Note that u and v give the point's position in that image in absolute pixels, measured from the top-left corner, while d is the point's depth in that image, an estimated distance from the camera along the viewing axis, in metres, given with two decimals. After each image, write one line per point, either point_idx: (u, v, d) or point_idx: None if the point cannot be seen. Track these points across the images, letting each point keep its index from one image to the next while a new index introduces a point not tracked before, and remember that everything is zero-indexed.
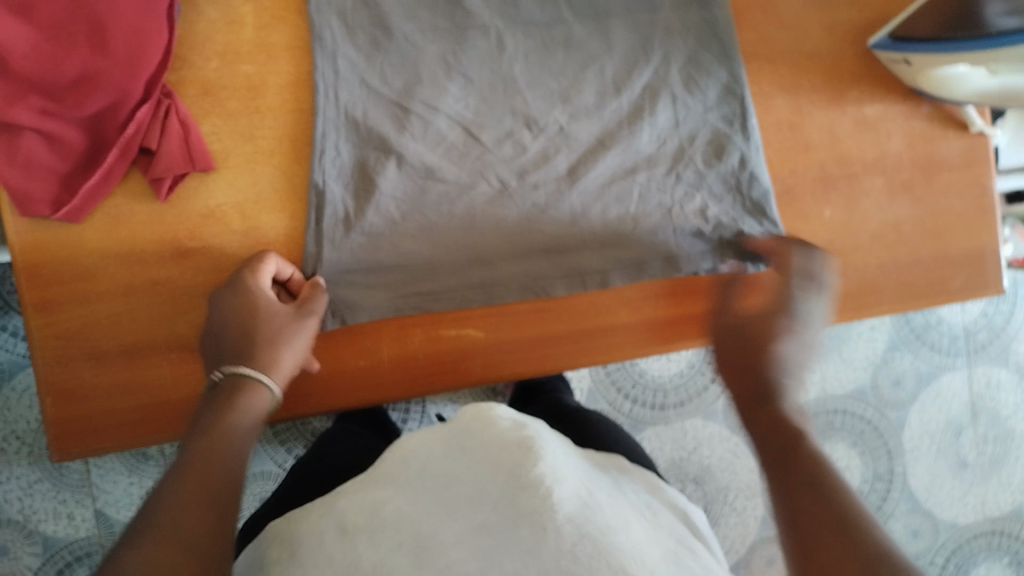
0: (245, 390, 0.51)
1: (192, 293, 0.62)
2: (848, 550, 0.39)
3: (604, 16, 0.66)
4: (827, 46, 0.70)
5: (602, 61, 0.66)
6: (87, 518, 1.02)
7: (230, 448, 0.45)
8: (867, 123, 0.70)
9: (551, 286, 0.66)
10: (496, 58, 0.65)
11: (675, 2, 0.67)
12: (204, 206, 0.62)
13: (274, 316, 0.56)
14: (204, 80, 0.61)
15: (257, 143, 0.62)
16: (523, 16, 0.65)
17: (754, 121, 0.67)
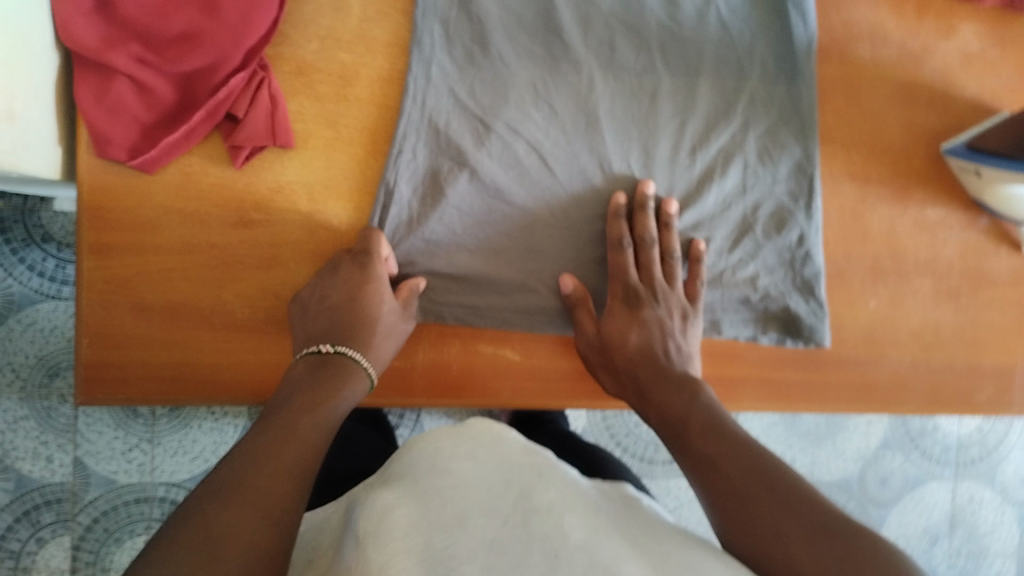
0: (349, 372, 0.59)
1: (246, 263, 0.62)
2: (753, 476, 0.51)
3: (694, 74, 0.67)
4: (904, 142, 0.70)
5: (684, 116, 0.67)
6: (64, 464, 1.01)
7: (302, 434, 0.50)
8: (927, 225, 0.71)
9: None
10: (583, 94, 0.65)
11: (765, 75, 0.67)
12: (274, 182, 0.62)
13: (377, 302, 0.61)
14: (301, 61, 0.62)
15: (339, 130, 0.63)
16: (617, 59, 0.66)
17: (820, 202, 0.68)
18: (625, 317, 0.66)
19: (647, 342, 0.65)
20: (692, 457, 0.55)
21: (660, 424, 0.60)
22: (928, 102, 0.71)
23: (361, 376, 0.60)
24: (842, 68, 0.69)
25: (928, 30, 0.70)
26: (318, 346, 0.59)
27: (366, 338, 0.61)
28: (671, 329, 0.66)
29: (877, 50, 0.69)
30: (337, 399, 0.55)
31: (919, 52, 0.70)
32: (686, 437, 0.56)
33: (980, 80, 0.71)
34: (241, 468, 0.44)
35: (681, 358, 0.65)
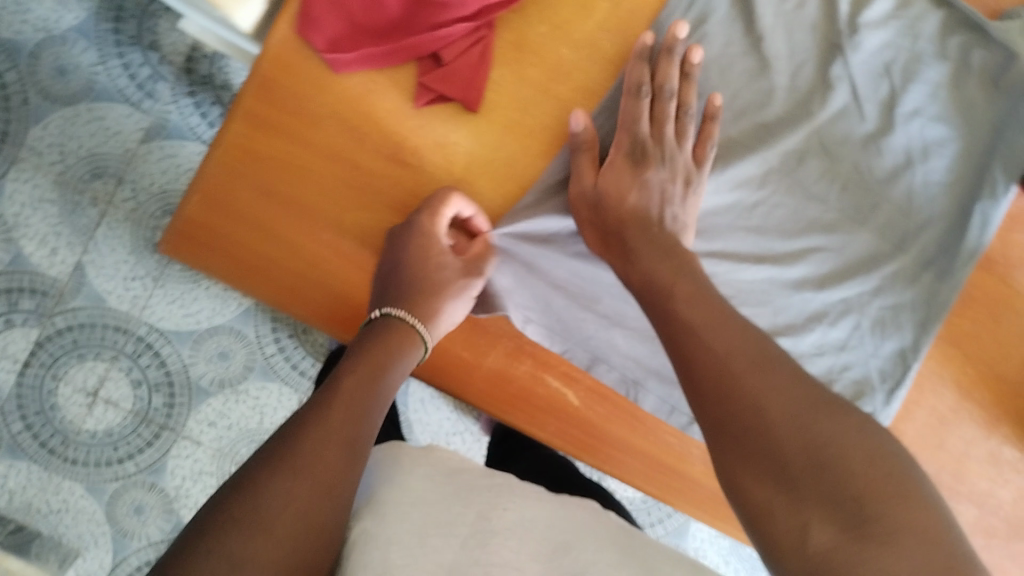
0: (407, 339, 0.55)
1: (377, 196, 0.60)
2: (762, 420, 0.40)
3: (861, 221, 0.65)
4: (1018, 376, 0.69)
5: (828, 253, 0.65)
6: (66, 263, 0.92)
7: (361, 396, 0.49)
8: (999, 460, 0.70)
9: (641, 394, 0.64)
10: (750, 190, 0.64)
11: (919, 258, 0.66)
12: (442, 136, 0.60)
13: (437, 275, 0.58)
14: (525, 36, 0.60)
15: (524, 117, 0.61)
16: (797, 174, 0.64)
17: (903, 394, 0.67)
18: (626, 170, 0.57)
19: (646, 205, 0.56)
20: (672, 329, 0.48)
21: (645, 284, 0.52)
22: None
23: (415, 341, 0.56)
24: (997, 285, 0.68)
25: None
26: (371, 312, 0.57)
27: (421, 306, 0.57)
28: (672, 196, 0.57)
29: None
30: (391, 372, 0.53)
31: None
32: (667, 297, 0.50)
33: None
34: (278, 455, 0.42)
35: (676, 224, 0.57)
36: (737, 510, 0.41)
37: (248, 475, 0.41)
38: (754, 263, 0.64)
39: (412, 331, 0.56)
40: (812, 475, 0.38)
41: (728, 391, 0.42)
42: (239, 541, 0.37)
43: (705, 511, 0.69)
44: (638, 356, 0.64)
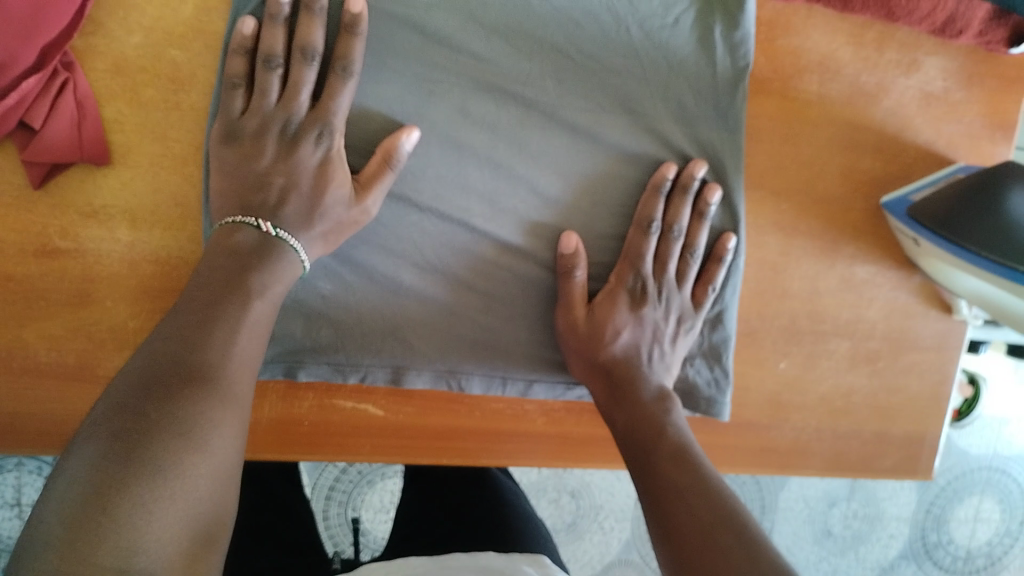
0: (270, 269, 0.46)
1: (50, 300, 0.52)
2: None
3: (598, 104, 0.56)
4: (840, 190, 0.62)
5: (585, 151, 0.56)
6: None
7: (221, 333, 0.41)
8: (853, 283, 0.64)
9: (467, 382, 0.58)
10: (457, 122, 0.53)
11: (682, 116, 0.57)
12: (86, 204, 0.51)
13: (325, 196, 0.49)
14: (120, 56, 0.49)
15: (169, 145, 0.51)
16: (502, 82, 0.53)
17: (739, 263, 0.60)
18: (622, 306, 0.58)
19: (636, 343, 0.58)
20: (653, 488, 0.48)
21: (626, 432, 0.53)
22: (874, 146, 0.61)
23: (281, 266, 0.47)
24: (781, 104, 0.59)
25: (889, 62, 0.60)
26: (256, 222, 0.47)
27: (306, 223, 0.49)
28: (662, 333, 0.59)
29: (826, 83, 0.59)
30: (249, 311, 0.43)
31: (874, 89, 0.60)
32: (652, 460, 0.50)
33: (938, 124, 0.62)
34: (181, 389, 0.36)
35: (660, 365, 0.58)
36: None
37: (135, 421, 0.34)
38: (508, 196, 0.55)
39: (279, 246, 0.47)
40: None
41: (687, 544, 0.43)
42: (145, 489, 0.32)
43: (565, 457, 0.63)
44: (443, 345, 0.57)
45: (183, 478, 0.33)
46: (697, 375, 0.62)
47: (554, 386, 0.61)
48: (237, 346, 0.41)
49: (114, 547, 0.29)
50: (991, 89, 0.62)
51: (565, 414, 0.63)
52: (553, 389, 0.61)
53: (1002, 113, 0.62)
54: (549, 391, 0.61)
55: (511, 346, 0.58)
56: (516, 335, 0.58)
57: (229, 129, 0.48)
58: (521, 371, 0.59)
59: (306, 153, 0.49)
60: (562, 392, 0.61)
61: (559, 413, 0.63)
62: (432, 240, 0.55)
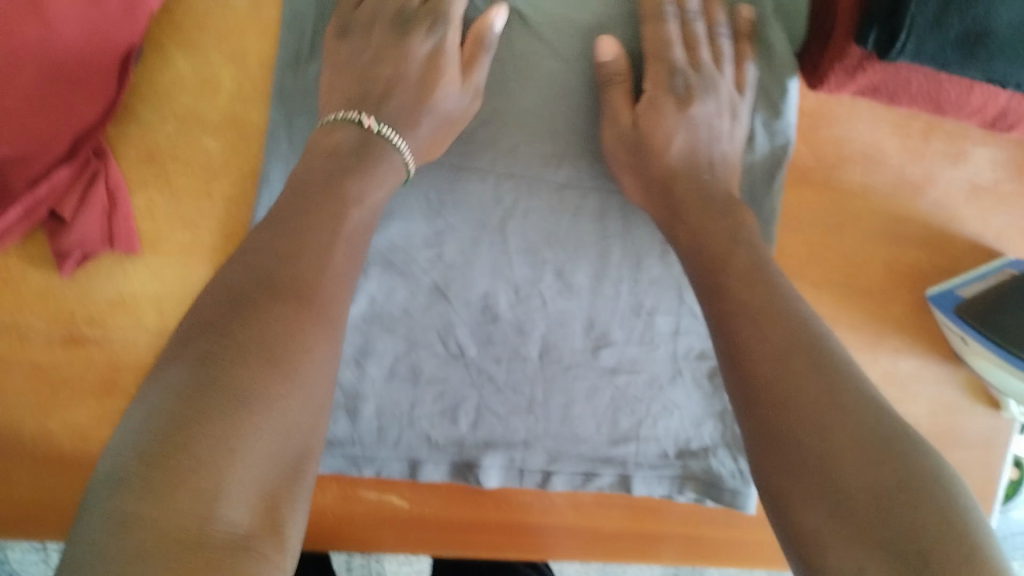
0: (376, 162, 0.47)
1: (75, 389, 0.51)
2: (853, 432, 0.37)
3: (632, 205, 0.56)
4: (884, 280, 0.60)
5: (610, 242, 0.55)
6: None
7: (317, 241, 0.41)
8: (896, 378, 0.61)
9: (483, 474, 0.56)
10: (489, 212, 0.53)
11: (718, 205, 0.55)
12: (115, 291, 0.50)
13: (435, 94, 0.51)
14: (153, 144, 0.49)
15: (199, 233, 0.51)
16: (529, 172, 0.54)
17: None
18: (668, 110, 0.54)
19: (692, 142, 0.54)
20: (722, 303, 0.45)
21: (691, 254, 0.49)
22: (918, 239, 0.60)
23: (390, 164, 0.48)
24: (822, 196, 0.58)
25: (934, 153, 0.58)
26: (359, 117, 0.49)
27: (414, 119, 0.51)
28: (719, 131, 0.54)
29: (868, 174, 0.58)
30: (359, 203, 0.45)
31: (919, 179, 0.58)
32: (721, 278, 0.46)
33: (987, 216, 0.60)
34: (268, 309, 0.37)
35: (726, 166, 0.54)
36: (777, 532, 0.38)
37: (218, 353, 0.35)
38: (530, 281, 0.54)
39: (379, 142, 0.48)
40: (872, 505, 0.35)
41: (782, 417, 0.39)
42: (262, 374, 0.35)
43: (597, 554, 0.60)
44: (456, 433, 0.56)
45: (264, 410, 0.34)
46: (721, 466, 0.59)
47: (574, 476, 0.58)
48: (326, 264, 0.41)
49: (194, 489, 0.31)
50: None
51: (594, 507, 0.60)
52: (572, 481, 0.58)
53: None
54: (570, 483, 0.58)
55: (529, 434, 0.57)
56: (536, 425, 0.57)
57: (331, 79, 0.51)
58: (538, 456, 0.57)
59: (417, 44, 0.52)
60: (585, 484, 0.58)
61: (588, 506, 0.60)
62: (452, 322, 0.54)
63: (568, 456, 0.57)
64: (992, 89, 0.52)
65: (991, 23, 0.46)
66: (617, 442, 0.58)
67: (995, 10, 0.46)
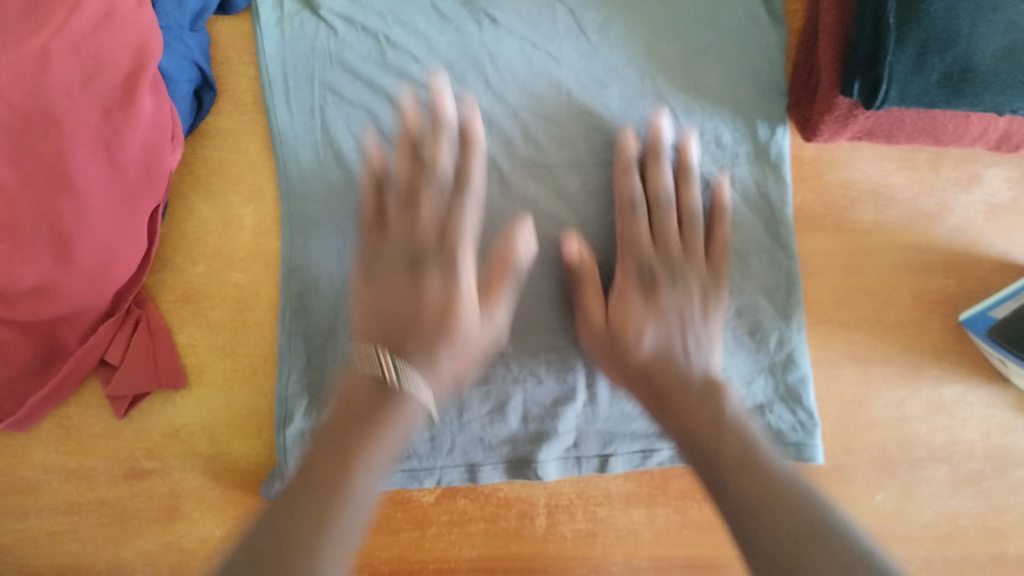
0: (394, 408, 0.43)
1: (140, 518, 0.54)
2: None
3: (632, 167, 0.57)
4: (914, 308, 0.59)
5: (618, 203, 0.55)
6: None
7: (351, 483, 0.39)
8: (941, 406, 0.60)
9: (544, 469, 0.55)
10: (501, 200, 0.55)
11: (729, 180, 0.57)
12: (168, 424, 0.54)
13: (455, 229, 0.50)
14: (187, 286, 0.54)
15: (238, 359, 0.54)
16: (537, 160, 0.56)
17: (800, 298, 0.56)
18: (637, 304, 0.50)
19: (666, 338, 0.49)
20: (722, 494, 0.41)
21: (691, 452, 0.44)
22: (942, 266, 0.59)
23: (409, 405, 0.44)
24: (833, 238, 0.59)
25: (942, 181, 0.59)
26: (382, 364, 0.45)
27: (433, 356, 0.46)
28: (690, 317, 0.50)
29: (881, 211, 0.59)
30: (385, 446, 0.42)
31: (934, 208, 0.59)
32: (713, 469, 0.42)
33: (1012, 234, 0.59)
34: (310, 516, 0.37)
35: (704, 347, 0.49)
36: None
37: (272, 556, 0.34)
38: (545, 261, 0.55)
39: (394, 387, 0.44)
40: None
41: None
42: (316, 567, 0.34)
43: None
44: (508, 433, 0.55)
45: None
46: (781, 421, 0.56)
47: (631, 455, 0.56)
48: (363, 480, 0.40)
49: None
50: None
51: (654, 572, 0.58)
52: (631, 460, 0.56)
53: None
54: (628, 464, 0.56)
55: (579, 422, 0.56)
56: (583, 411, 0.55)
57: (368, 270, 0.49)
58: (592, 443, 0.56)
59: (426, 208, 0.50)
60: (645, 461, 0.56)
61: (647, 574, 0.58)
62: None
63: (621, 437, 0.56)
64: (988, 116, 0.52)
65: (973, 60, 0.46)
66: None
67: (974, 46, 0.46)
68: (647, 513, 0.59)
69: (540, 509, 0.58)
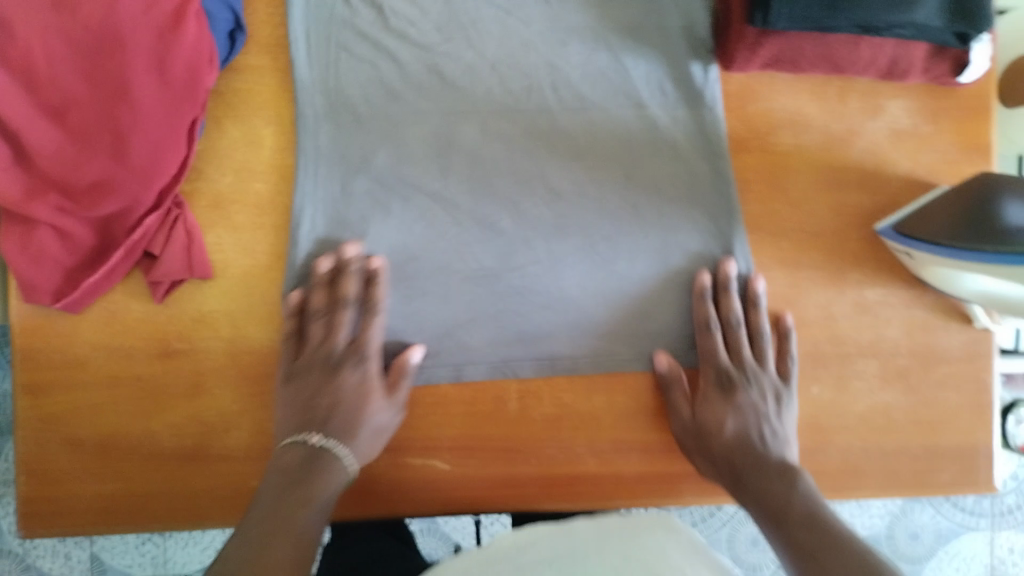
0: (318, 470, 0.59)
1: (170, 393, 0.63)
2: None
3: (587, 107, 0.68)
4: (836, 223, 0.69)
5: (580, 138, 0.68)
6: (83, 560, 0.97)
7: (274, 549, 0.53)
8: (867, 307, 0.68)
9: (518, 367, 0.66)
10: (479, 139, 0.67)
11: (673, 118, 0.68)
12: (198, 311, 0.64)
13: (364, 337, 0.64)
14: (217, 194, 0.64)
15: (255, 257, 0.64)
16: (510, 104, 0.67)
17: (741, 222, 0.67)
18: (717, 400, 0.65)
19: (743, 428, 0.63)
20: (785, 546, 0.54)
21: (758, 507, 0.58)
22: (857, 184, 0.69)
23: (335, 469, 0.59)
24: (760, 158, 0.68)
25: (854, 110, 0.69)
26: (307, 437, 0.60)
27: (354, 433, 0.61)
28: (764, 411, 0.64)
29: (799, 136, 0.69)
30: (308, 510, 0.56)
31: (846, 135, 0.69)
32: (784, 522, 0.55)
33: (913, 156, 0.69)
34: None
35: (778, 437, 0.62)
36: None
37: None
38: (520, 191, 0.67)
39: (325, 453, 0.60)
40: None
41: None
42: None
43: (621, 496, 0.67)
44: (493, 336, 0.66)
45: None
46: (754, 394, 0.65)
47: (597, 357, 0.67)
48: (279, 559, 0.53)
49: None
50: (959, 118, 0.69)
51: (616, 453, 0.66)
52: (597, 360, 0.66)
53: (974, 139, 0.69)
54: (596, 363, 0.67)
55: (553, 326, 0.66)
56: (555, 318, 0.66)
57: (290, 369, 0.62)
58: (564, 345, 0.66)
59: (347, 291, 0.63)
60: (609, 361, 0.67)
61: (611, 454, 0.66)
62: (453, 224, 0.66)
63: (587, 343, 0.66)
64: (874, 43, 0.63)
65: None
66: (632, 323, 0.67)
67: None
68: (607, 399, 0.67)
69: (512, 394, 0.66)
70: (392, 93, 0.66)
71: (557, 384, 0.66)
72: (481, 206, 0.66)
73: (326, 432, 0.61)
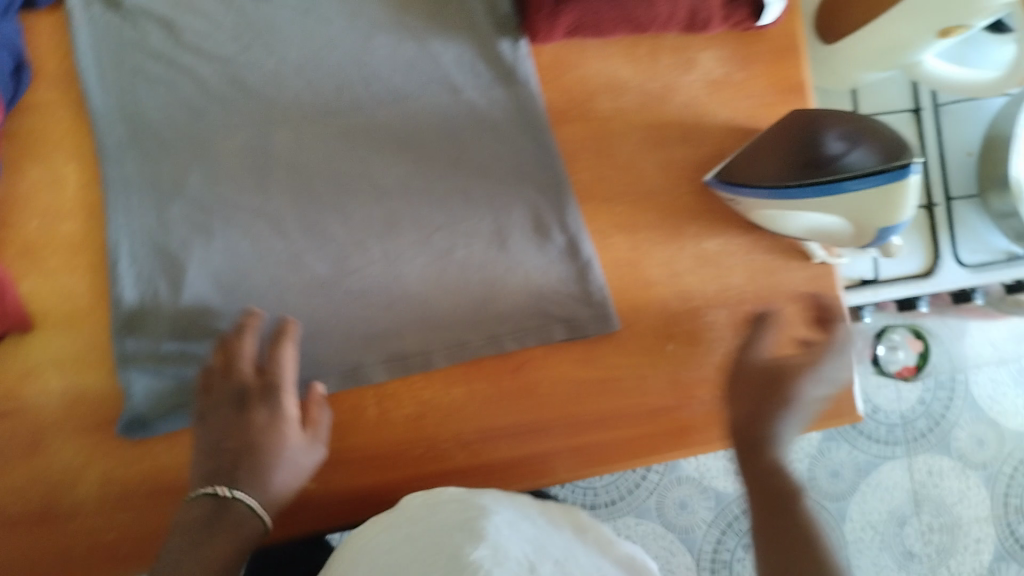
0: (232, 520, 0.55)
1: (6, 457, 0.60)
2: None
3: (402, 98, 0.67)
4: (665, 180, 0.69)
5: (398, 131, 0.67)
6: None
7: None
8: (707, 258, 0.69)
9: (368, 372, 0.65)
10: (293, 146, 0.66)
11: (489, 98, 0.68)
12: (22, 365, 0.61)
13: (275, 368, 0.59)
14: (27, 241, 0.63)
15: (76, 300, 0.62)
16: (321, 106, 0.66)
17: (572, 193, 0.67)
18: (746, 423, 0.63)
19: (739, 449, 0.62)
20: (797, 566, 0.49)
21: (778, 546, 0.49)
22: (681, 139, 0.69)
23: (253, 520, 0.56)
24: (580, 127, 0.69)
25: (667, 66, 0.70)
26: (214, 488, 0.56)
27: (267, 475, 0.57)
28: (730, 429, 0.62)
29: (616, 100, 0.69)
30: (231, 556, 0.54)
31: (663, 92, 0.69)
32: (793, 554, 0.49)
33: (730, 104, 0.70)
34: None
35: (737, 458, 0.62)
36: None
37: None
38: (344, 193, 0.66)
39: (233, 503, 0.56)
40: None
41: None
42: None
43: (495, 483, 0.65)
44: (340, 345, 0.65)
45: None
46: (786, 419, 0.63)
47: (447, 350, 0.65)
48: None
49: None
50: (768, 61, 0.70)
51: (481, 443, 0.65)
52: (449, 353, 0.65)
53: (786, 78, 0.70)
54: (448, 356, 0.65)
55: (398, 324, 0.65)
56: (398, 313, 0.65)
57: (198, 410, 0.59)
58: (412, 341, 0.65)
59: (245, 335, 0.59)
60: (461, 350, 0.66)
61: (477, 444, 0.65)
62: (280, 236, 0.64)
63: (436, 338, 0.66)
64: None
65: None
66: (480, 308, 0.66)
67: None
68: (465, 390, 0.66)
69: (368, 400, 0.65)
70: (195, 111, 0.65)
71: (414, 382, 0.66)
72: (307, 214, 0.65)
73: (234, 479, 0.56)
